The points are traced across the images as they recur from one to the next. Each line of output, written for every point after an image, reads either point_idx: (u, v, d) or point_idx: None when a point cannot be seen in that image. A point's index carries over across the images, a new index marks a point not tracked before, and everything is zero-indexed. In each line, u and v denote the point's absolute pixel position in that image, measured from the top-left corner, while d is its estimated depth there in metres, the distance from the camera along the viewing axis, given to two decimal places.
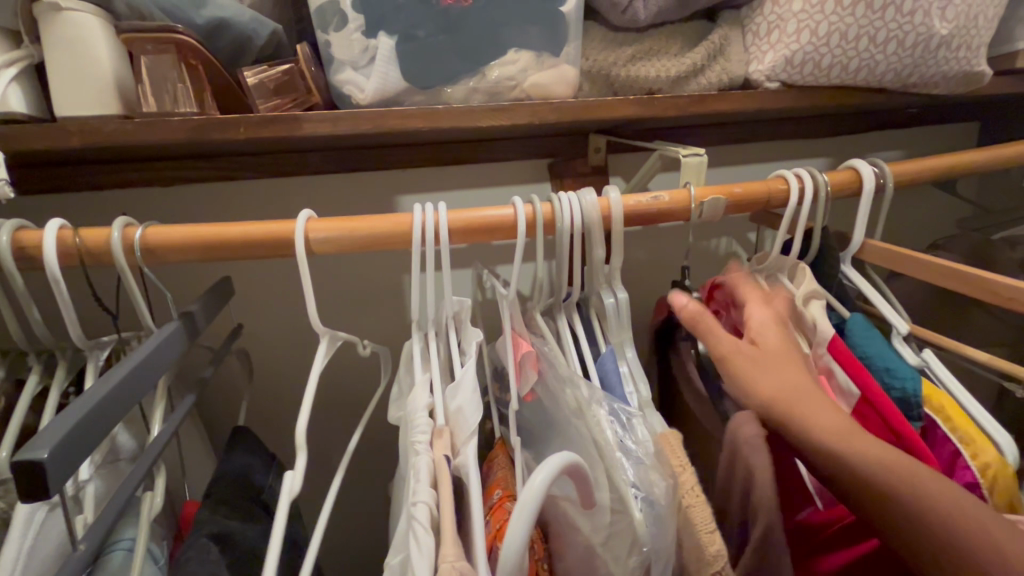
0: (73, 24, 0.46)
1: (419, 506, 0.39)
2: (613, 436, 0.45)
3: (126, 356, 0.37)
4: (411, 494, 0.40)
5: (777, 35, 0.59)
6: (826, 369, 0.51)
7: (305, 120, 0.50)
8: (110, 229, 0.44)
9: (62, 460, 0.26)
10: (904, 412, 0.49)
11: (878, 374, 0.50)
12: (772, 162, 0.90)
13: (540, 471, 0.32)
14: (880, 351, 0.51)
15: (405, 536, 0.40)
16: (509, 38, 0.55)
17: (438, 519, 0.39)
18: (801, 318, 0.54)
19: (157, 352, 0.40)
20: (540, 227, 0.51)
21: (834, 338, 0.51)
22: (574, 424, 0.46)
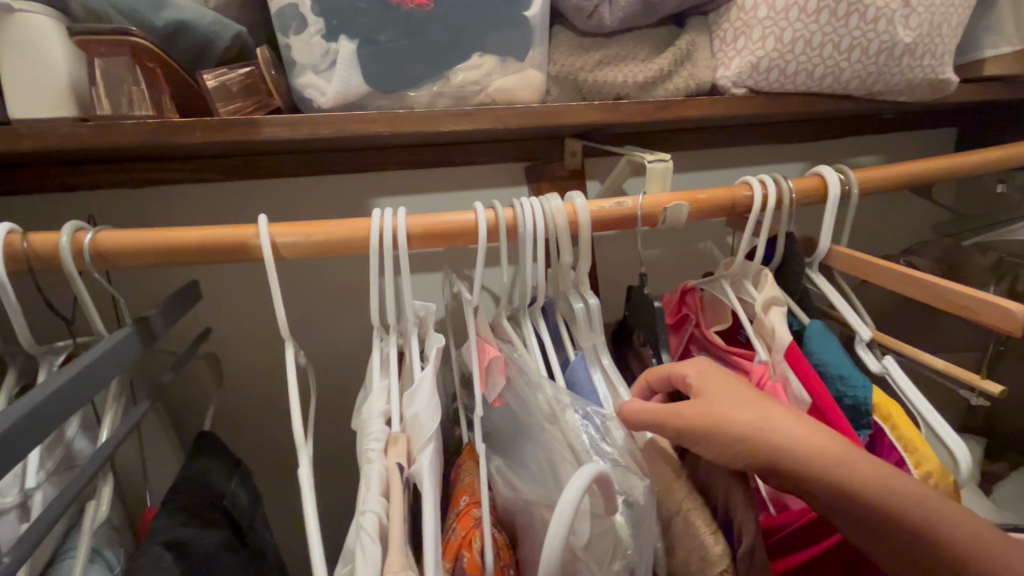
0: (28, 27, 0.46)
1: (367, 515, 0.39)
2: (588, 441, 0.43)
3: (64, 368, 0.37)
4: (361, 502, 0.40)
5: (744, 41, 0.59)
6: (781, 377, 0.51)
7: (264, 124, 0.50)
8: (59, 233, 0.43)
9: None
10: (854, 419, 0.50)
11: (833, 382, 0.50)
12: (749, 166, 0.90)
13: (576, 480, 0.32)
14: (837, 360, 0.51)
15: (351, 549, 0.39)
16: (473, 43, 0.55)
17: (387, 528, 0.39)
18: (761, 326, 0.54)
19: (100, 359, 0.40)
20: (501, 231, 0.51)
21: (791, 345, 0.51)
22: (546, 429, 0.45)
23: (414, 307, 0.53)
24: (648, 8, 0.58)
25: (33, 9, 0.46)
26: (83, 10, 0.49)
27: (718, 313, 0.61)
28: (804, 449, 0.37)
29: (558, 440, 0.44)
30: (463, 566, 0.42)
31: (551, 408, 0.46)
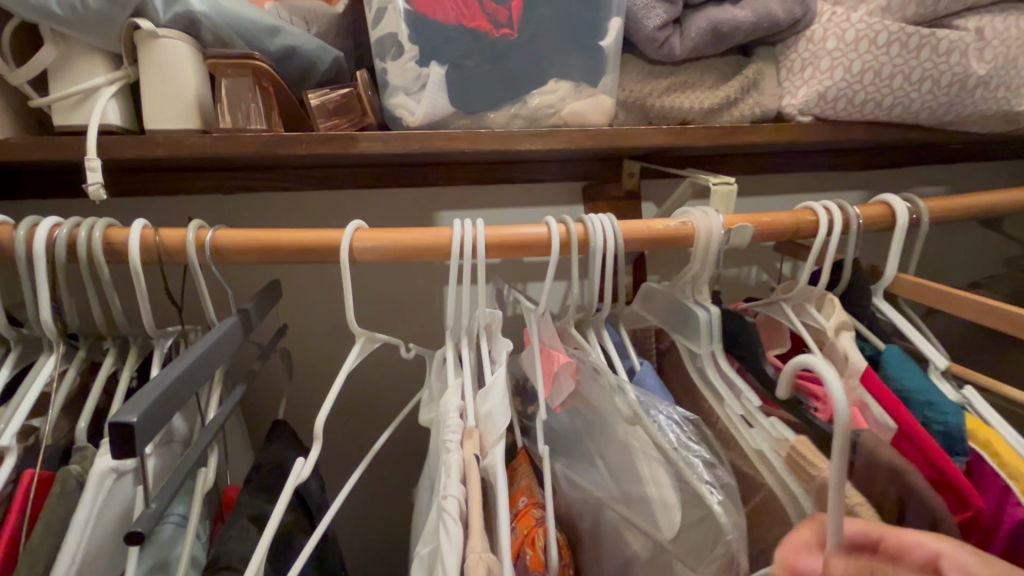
0: (164, 49, 0.52)
1: (449, 499, 0.41)
2: (675, 440, 0.45)
3: (190, 345, 0.42)
4: (443, 488, 0.43)
5: (811, 71, 0.61)
6: (859, 403, 0.50)
7: (360, 139, 0.55)
8: (185, 230, 0.49)
9: (147, 423, 0.30)
10: (946, 446, 0.48)
11: (919, 408, 0.50)
12: (807, 193, 0.90)
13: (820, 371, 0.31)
14: (919, 385, 0.51)
15: (435, 529, 0.42)
16: (550, 69, 0.59)
17: (466, 513, 0.42)
18: (834, 351, 0.56)
19: (218, 344, 0.45)
20: (573, 245, 0.54)
21: (868, 370, 0.51)
22: (628, 432, 0.46)
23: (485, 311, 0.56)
24: (718, 39, 0.61)
25: (172, 35, 0.52)
26: (212, 37, 0.55)
27: (775, 335, 0.63)
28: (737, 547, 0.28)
29: (641, 441, 0.45)
30: (525, 563, 0.44)
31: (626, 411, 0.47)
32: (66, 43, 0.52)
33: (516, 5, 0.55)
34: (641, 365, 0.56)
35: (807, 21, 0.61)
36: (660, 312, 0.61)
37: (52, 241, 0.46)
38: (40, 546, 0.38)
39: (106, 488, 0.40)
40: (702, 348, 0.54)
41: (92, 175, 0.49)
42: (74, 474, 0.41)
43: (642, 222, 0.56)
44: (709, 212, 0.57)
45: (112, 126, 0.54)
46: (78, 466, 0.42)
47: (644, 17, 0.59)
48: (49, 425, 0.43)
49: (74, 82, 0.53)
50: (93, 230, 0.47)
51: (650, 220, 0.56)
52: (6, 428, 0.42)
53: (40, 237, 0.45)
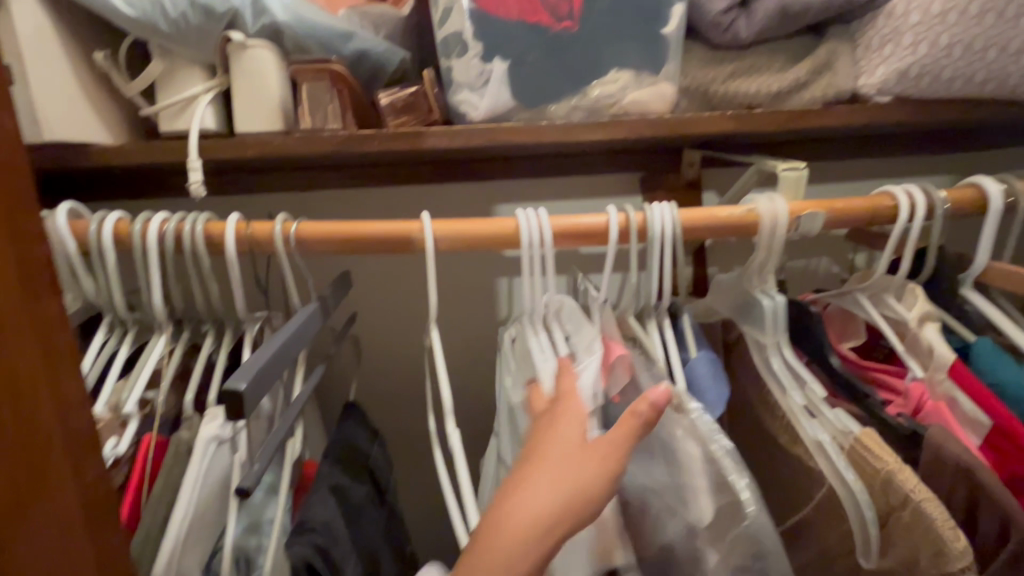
0: (252, 58, 0.57)
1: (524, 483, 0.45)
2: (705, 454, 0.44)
3: (277, 329, 0.46)
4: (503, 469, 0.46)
5: (892, 48, 0.58)
6: (948, 397, 0.50)
7: (428, 134, 0.58)
8: (273, 223, 0.53)
9: (251, 392, 0.34)
10: None
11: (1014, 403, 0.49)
12: (883, 178, 0.85)
13: None
14: (1014, 377, 0.49)
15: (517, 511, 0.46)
16: (611, 60, 0.59)
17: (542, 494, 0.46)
18: (918, 343, 0.54)
19: (301, 328, 0.49)
20: (632, 235, 0.54)
21: (958, 363, 0.50)
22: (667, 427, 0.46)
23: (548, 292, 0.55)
24: (787, 19, 0.59)
25: (258, 45, 0.57)
26: (293, 45, 0.60)
27: (849, 327, 0.61)
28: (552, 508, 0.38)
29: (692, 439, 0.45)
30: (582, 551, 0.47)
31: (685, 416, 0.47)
32: (170, 57, 0.58)
33: None
34: (695, 355, 0.56)
35: None
36: (728, 302, 0.60)
37: (162, 233, 0.52)
38: (160, 500, 0.44)
39: (211, 454, 0.45)
40: (768, 335, 0.54)
41: (194, 175, 0.54)
42: (185, 440, 0.46)
43: (707, 210, 0.55)
44: (776, 199, 0.55)
45: (208, 130, 0.59)
46: (187, 433, 0.47)
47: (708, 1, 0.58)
48: (162, 397, 0.49)
49: (176, 91, 0.59)
50: (196, 223, 0.52)
51: (715, 207, 0.55)
52: (128, 397, 0.48)
53: (153, 230, 0.51)
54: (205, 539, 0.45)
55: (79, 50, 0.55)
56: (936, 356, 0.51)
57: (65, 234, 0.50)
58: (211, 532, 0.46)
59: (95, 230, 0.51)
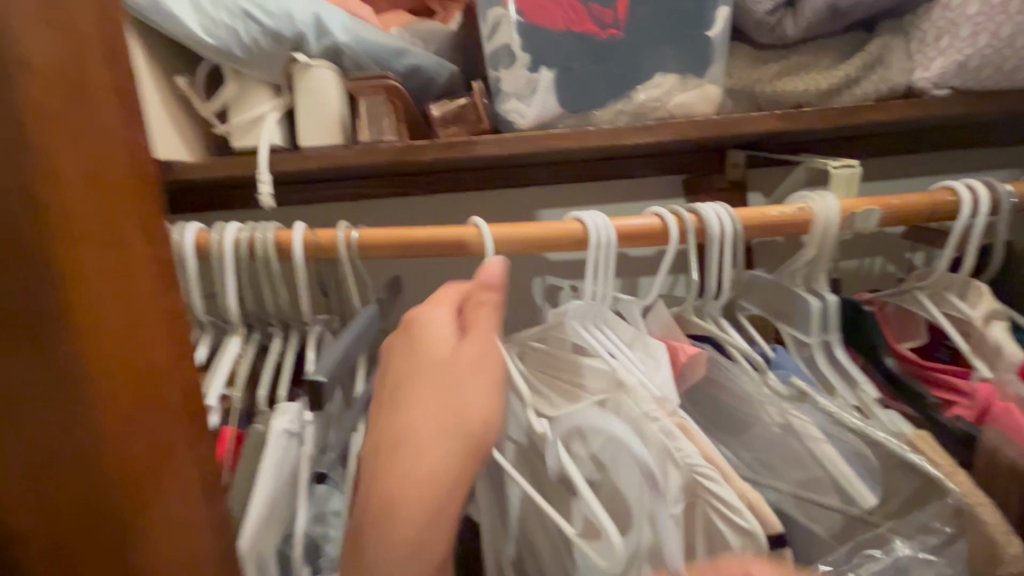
0: (314, 76, 0.61)
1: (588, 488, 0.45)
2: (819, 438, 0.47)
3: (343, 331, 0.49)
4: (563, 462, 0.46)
5: (948, 40, 0.57)
6: None
7: (479, 143, 0.60)
8: (335, 230, 0.57)
9: None
10: None
11: None
12: (939, 174, 0.83)
13: None
14: None
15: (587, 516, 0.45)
16: (656, 65, 0.60)
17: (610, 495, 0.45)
18: (985, 342, 0.52)
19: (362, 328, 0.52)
20: (690, 236, 0.55)
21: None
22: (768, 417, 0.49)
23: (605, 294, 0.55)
24: (836, 16, 0.59)
25: (318, 64, 0.61)
26: (351, 63, 0.63)
27: (908, 327, 0.60)
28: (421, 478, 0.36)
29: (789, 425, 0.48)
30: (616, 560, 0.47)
31: (806, 430, 0.47)
32: (242, 79, 0.63)
33: (621, 5, 0.58)
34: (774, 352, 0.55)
35: None
36: (772, 303, 0.60)
37: (237, 242, 0.56)
38: (240, 488, 0.47)
39: (283, 446, 0.49)
40: (813, 336, 0.54)
41: (264, 187, 0.59)
42: (261, 433, 0.50)
43: (755, 210, 0.56)
44: (827, 197, 0.55)
45: (275, 145, 0.64)
46: (262, 426, 0.50)
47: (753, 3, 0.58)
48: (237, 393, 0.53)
49: (246, 110, 0.64)
50: (266, 232, 0.57)
51: (765, 207, 0.56)
52: (210, 393, 0.53)
53: (229, 239, 0.56)
54: (280, 525, 0.48)
55: (163, 76, 0.60)
56: (1004, 357, 0.50)
57: None
58: (284, 520, 0.49)
59: (176, 240, 0.56)
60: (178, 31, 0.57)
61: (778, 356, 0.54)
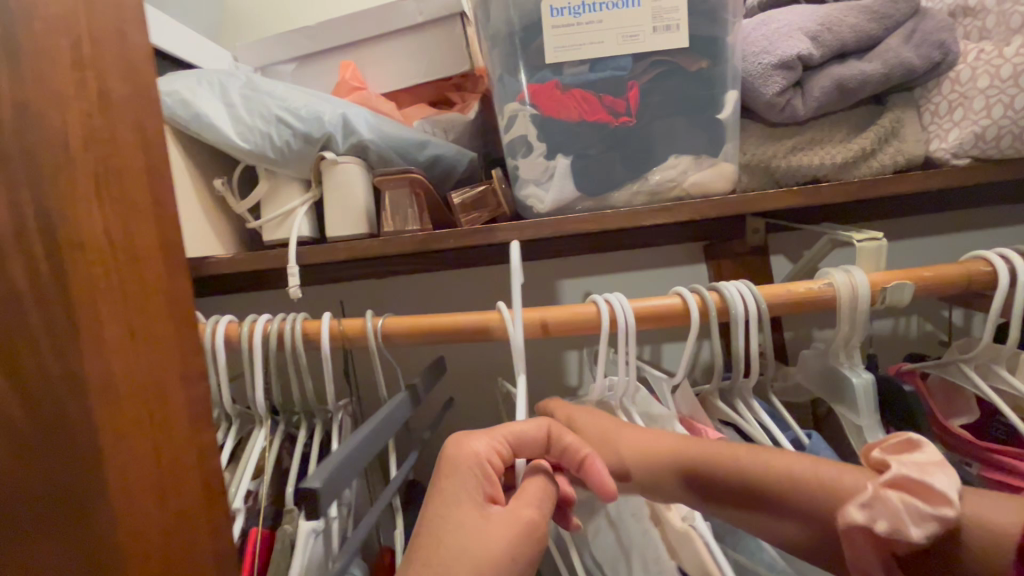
0: (342, 172, 0.64)
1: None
2: None
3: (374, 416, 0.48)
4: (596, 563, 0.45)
5: (962, 112, 0.57)
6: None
7: (499, 229, 0.62)
8: (363, 319, 0.58)
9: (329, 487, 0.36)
10: None
11: None
12: (967, 233, 0.81)
13: None
14: None
15: None
16: (670, 148, 0.62)
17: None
18: None
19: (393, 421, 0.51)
20: (712, 314, 0.54)
21: None
22: None
23: (629, 369, 0.55)
24: (846, 94, 0.60)
25: (347, 161, 0.64)
26: (378, 158, 0.67)
27: (955, 401, 0.57)
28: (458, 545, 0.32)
29: None
30: None
31: None
32: (274, 176, 0.67)
33: (633, 94, 0.60)
34: (809, 438, 0.53)
35: (949, 63, 0.59)
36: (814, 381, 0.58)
37: (267, 334, 0.57)
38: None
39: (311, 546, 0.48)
40: (861, 417, 0.51)
41: (292, 279, 0.61)
42: (289, 533, 0.49)
43: (781, 286, 0.55)
44: (852, 271, 0.54)
45: (303, 237, 0.67)
46: (291, 525, 0.50)
47: (762, 86, 0.60)
48: (267, 488, 0.52)
49: (278, 205, 0.67)
50: (295, 322, 0.58)
51: (790, 283, 0.55)
52: (236, 491, 0.53)
53: (258, 330, 0.57)
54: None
55: (201, 178, 0.64)
56: None
57: None
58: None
59: (210, 332, 0.58)
60: (217, 139, 0.61)
61: (812, 442, 0.52)
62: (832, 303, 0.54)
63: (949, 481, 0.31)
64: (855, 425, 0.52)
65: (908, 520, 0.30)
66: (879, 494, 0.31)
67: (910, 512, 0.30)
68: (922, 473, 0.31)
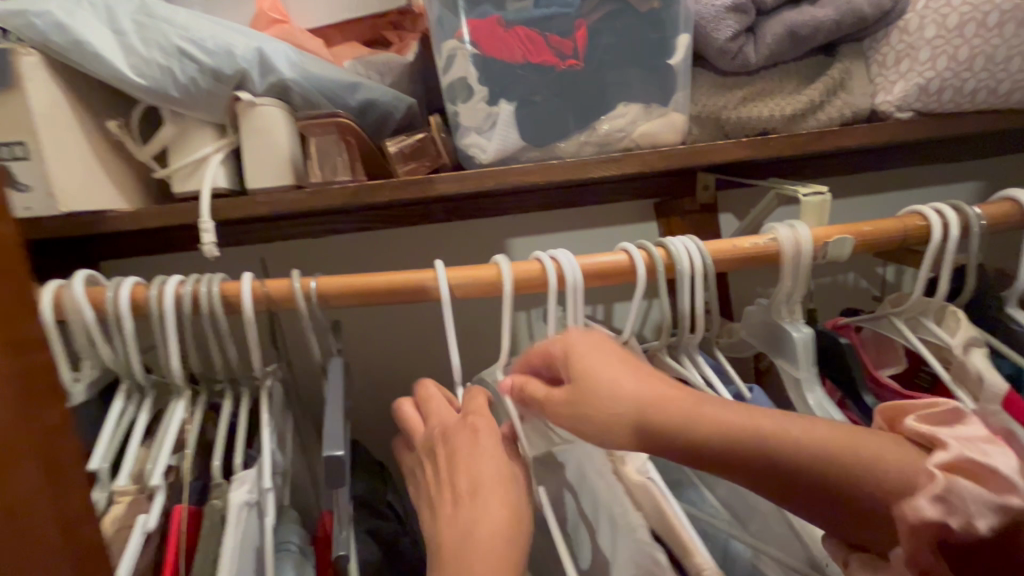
0: (263, 117, 0.57)
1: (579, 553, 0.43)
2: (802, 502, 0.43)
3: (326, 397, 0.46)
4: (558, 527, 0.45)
5: (908, 63, 0.56)
6: None
7: (438, 181, 0.58)
8: (291, 280, 0.53)
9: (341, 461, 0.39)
10: None
11: None
12: (903, 191, 0.83)
13: None
14: None
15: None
16: (620, 93, 0.58)
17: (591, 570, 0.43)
18: (964, 370, 0.51)
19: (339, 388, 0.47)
20: (659, 270, 0.53)
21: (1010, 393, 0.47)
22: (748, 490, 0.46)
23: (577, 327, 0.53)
24: (797, 42, 0.58)
25: (268, 103, 0.57)
26: (302, 100, 0.60)
27: (885, 354, 0.58)
28: (499, 517, 0.36)
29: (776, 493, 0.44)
30: None
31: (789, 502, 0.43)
32: (182, 120, 0.59)
33: (580, 34, 0.56)
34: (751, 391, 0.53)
35: (899, 11, 0.57)
36: (760, 337, 0.58)
37: (179, 297, 0.52)
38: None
39: (243, 520, 0.45)
40: (801, 369, 0.52)
41: (208, 236, 0.54)
42: (217, 508, 0.45)
43: (727, 242, 0.54)
44: (796, 226, 0.53)
45: (220, 188, 0.60)
46: (219, 500, 0.46)
47: (715, 30, 0.57)
48: (187, 464, 0.48)
49: (188, 153, 0.60)
50: (212, 284, 0.52)
51: (736, 239, 0.54)
52: (151, 469, 0.47)
53: (169, 295, 0.51)
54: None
55: (92, 121, 0.56)
56: (985, 386, 0.48)
57: (80, 305, 0.51)
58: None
59: (111, 298, 0.51)
60: (106, 74, 0.52)
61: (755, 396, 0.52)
62: (775, 259, 0.53)
63: (1006, 460, 0.30)
64: (794, 377, 0.52)
65: (978, 509, 0.28)
66: (951, 483, 0.29)
67: (977, 500, 0.28)
68: (978, 455, 0.30)
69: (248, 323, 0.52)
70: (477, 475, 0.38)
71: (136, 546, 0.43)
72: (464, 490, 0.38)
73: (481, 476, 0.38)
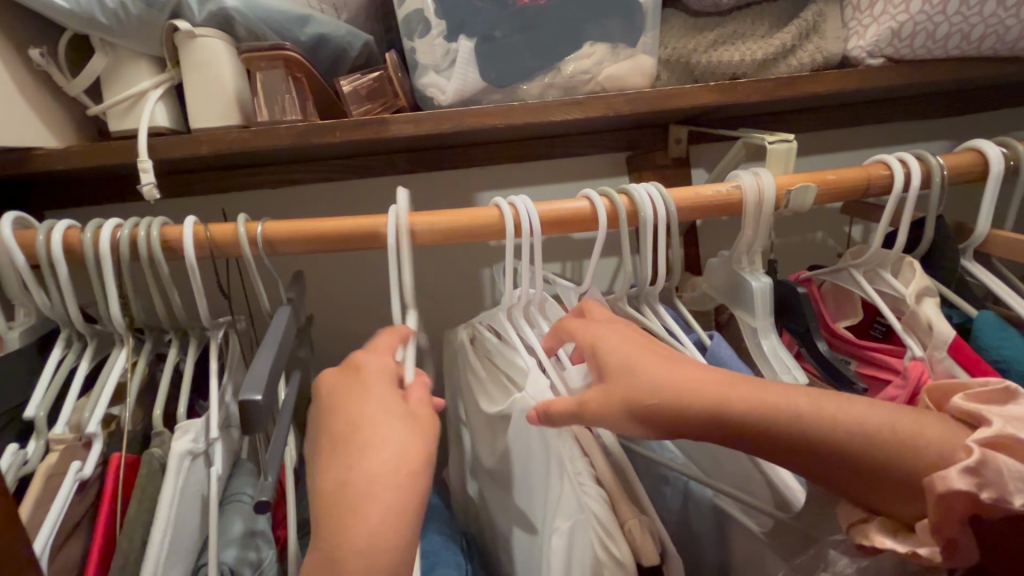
0: (202, 49, 0.53)
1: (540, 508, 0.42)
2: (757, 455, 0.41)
3: (264, 341, 0.43)
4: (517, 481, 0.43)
5: (882, 6, 0.55)
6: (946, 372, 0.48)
7: (392, 122, 0.55)
8: (236, 224, 0.50)
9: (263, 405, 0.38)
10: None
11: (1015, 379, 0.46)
12: (874, 148, 0.83)
13: None
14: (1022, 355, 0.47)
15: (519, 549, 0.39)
16: (586, 32, 0.55)
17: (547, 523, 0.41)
18: (914, 319, 0.51)
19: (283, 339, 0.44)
20: (621, 218, 0.52)
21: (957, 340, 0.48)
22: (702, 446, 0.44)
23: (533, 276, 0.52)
24: None
25: (208, 34, 0.53)
26: (247, 32, 0.56)
27: (845, 306, 0.59)
28: (392, 453, 0.31)
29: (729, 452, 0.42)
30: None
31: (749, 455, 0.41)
32: (115, 51, 0.55)
33: None
34: (709, 339, 0.53)
35: None
36: (722, 288, 0.58)
37: (117, 240, 0.49)
38: (135, 523, 0.41)
39: (185, 468, 0.43)
40: (758, 318, 0.52)
41: (146, 176, 0.51)
42: (157, 455, 0.44)
43: (690, 189, 0.53)
44: (760, 174, 0.52)
45: (160, 127, 0.56)
46: (160, 449, 0.44)
47: None
48: (128, 412, 0.46)
49: (124, 87, 0.56)
50: (151, 229, 0.49)
51: (699, 186, 0.53)
52: (87, 417, 0.46)
53: (104, 238, 0.48)
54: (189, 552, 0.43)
55: (13, 49, 0.51)
56: (935, 334, 0.49)
57: (9, 247, 0.47)
58: (195, 543, 0.44)
59: (42, 240, 0.48)
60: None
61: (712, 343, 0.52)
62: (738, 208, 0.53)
63: None
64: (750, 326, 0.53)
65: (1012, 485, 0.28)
66: (988, 457, 0.29)
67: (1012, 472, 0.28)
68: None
69: (192, 268, 0.50)
70: (364, 415, 0.33)
71: (67, 493, 0.42)
72: (352, 431, 0.32)
73: (373, 411, 0.33)
